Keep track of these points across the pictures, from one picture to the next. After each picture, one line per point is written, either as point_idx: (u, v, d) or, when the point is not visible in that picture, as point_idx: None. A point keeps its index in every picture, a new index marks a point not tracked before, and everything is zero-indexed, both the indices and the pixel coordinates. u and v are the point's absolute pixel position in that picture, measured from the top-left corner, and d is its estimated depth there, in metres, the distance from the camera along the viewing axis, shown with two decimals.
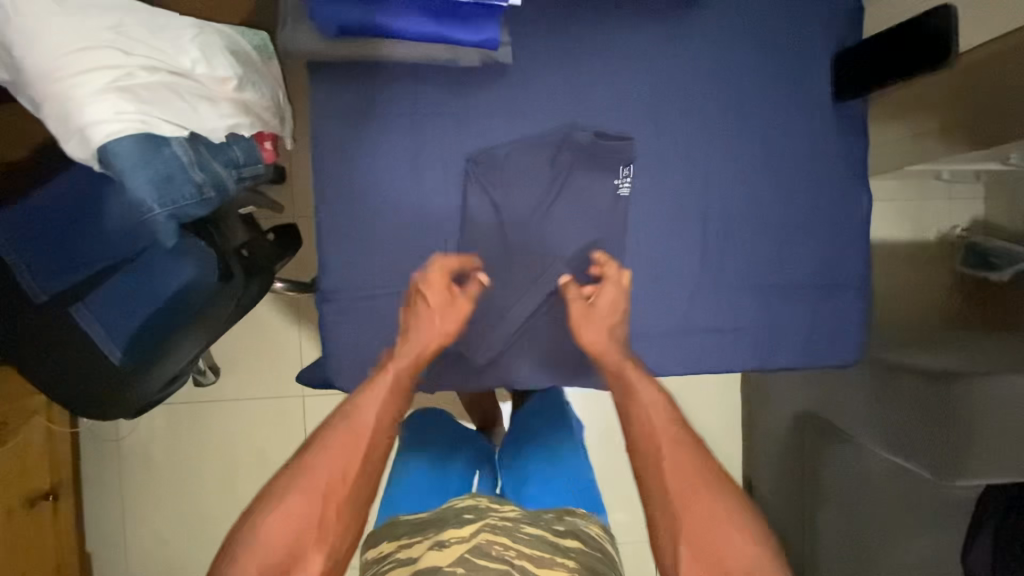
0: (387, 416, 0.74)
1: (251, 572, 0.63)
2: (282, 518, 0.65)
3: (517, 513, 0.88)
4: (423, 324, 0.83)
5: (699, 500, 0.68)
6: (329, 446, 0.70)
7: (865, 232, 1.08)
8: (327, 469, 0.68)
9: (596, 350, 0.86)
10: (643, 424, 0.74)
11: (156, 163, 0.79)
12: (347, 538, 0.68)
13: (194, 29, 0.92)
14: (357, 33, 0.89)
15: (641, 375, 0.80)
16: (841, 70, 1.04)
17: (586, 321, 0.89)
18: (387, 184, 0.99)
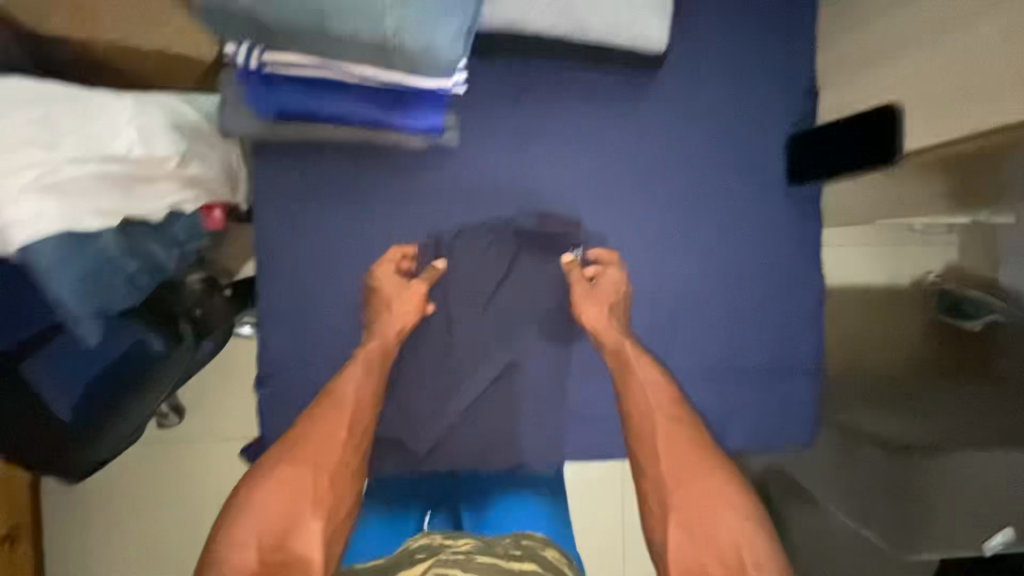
0: (366, 394, 0.89)
1: (252, 540, 0.68)
2: (278, 486, 0.74)
3: (472, 543, 0.76)
4: (392, 320, 0.94)
5: (691, 480, 0.79)
6: (319, 420, 0.84)
7: (817, 313, 1.08)
8: (317, 441, 0.81)
9: (596, 328, 0.96)
10: (642, 404, 0.88)
11: (85, 260, 0.80)
12: (336, 503, 0.76)
13: (132, 108, 0.88)
14: (294, 117, 0.88)
15: (640, 360, 0.93)
16: (792, 155, 1.04)
17: (587, 297, 0.97)
18: (332, 267, 0.98)
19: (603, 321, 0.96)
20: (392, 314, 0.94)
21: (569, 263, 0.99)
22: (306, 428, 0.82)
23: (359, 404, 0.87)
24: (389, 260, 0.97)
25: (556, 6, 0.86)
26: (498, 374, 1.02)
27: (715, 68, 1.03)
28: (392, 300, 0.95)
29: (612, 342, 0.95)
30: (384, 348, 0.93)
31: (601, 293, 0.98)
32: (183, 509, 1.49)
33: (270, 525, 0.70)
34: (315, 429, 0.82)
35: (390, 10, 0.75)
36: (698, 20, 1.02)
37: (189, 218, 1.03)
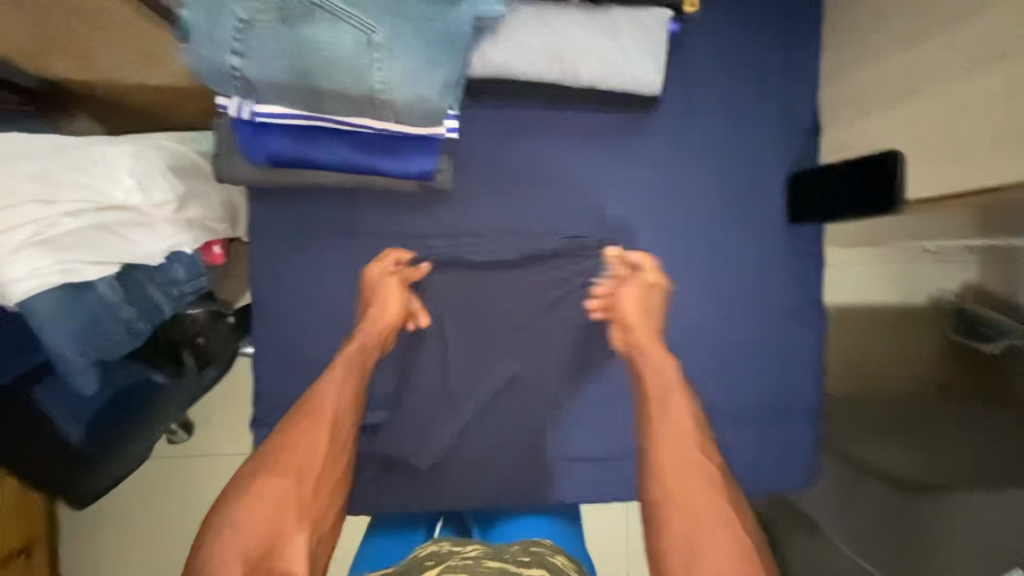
0: (347, 397, 0.83)
1: (234, 555, 0.63)
2: (256, 501, 0.68)
3: (479, 549, 0.71)
4: (370, 324, 0.91)
5: (708, 522, 0.67)
6: (300, 426, 0.77)
7: (817, 355, 1.06)
8: (299, 449, 0.75)
9: (626, 325, 0.92)
10: (671, 430, 0.77)
11: (79, 311, 0.82)
12: (319, 519, 0.72)
13: (131, 158, 0.91)
14: (286, 163, 0.88)
15: (675, 378, 0.84)
16: (795, 194, 1.01)
17: (625, 294, 0.94)
18: (326, 308, 0.99)
19: (639, 319, 0.91)
20: (371, 321, 0.92)
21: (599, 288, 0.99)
22: (286, 436, 0.77)
23: (341, 403, 0.82)
24: (375, 268, 0.94)
25: (546, 54, 0.85)
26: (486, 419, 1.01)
27: (711, 105, 1.01)
28: (375, 292, 0.93)
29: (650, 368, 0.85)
30: (361, 344, 0.89)
31: (637, 306, 0.92)
32: (187, 531, 1.52)
33: (252, 544, 0.65)
34: (298, 438, 0.76)
35: (376, 67, 0.75)
36: (694, 57, 1.00)
37: (189, 257, 1.01)
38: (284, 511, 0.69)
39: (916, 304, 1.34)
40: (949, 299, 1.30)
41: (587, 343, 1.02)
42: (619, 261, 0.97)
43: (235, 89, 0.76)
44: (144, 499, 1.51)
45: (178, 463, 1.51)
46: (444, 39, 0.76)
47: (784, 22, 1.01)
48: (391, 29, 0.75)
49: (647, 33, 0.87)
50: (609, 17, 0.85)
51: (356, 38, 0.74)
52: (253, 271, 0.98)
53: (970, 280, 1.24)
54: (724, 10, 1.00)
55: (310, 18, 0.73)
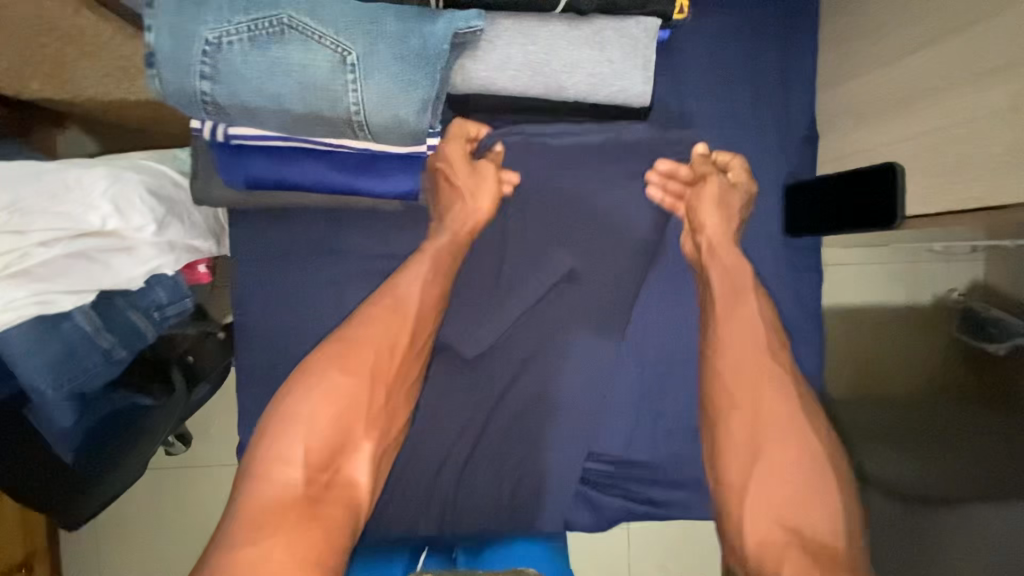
0: (428, 305, 0.91)
1: (306, 443, 0.80)
2: (331, 395, 0.83)
3: None
4: (455, 206, 0.93)
5: (768, 438, 0.85)
6: (377, 327, 0.87)
7: (818, 371, 1.02)
8: (372, 351, 0.86)
9: (710, 231, 0.93)
10: (738, 345, 0.90)
11: (54, 341, 0.84)
12: (381, 421, 0.87)
13: (108, 181, 0.87)
14: (266, 186, 0.86)
15: (744, 290, 0.92)
16: (793, 206, 0.97)
17: (716, 199, 0.93)
18: (310, 330, 0.96)
19: (716, 223, 0.93)
20: (456, 195, 0.94)
21: (666, 168, 0.96)
22: (365, 332, 0.87)
23: (422, 311, 0.90)
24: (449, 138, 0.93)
25: (527, 68, 0.82)
26: (475, 445, 0.98)
27: (704, 114, 0.98)
28: (470, 184, 0.93)
29: (719, 272, 0.92)
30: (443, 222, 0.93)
31: (722, 215, 0.94)
32: (184, 546, 1.51)
33: (323, 438, 0.80)
34: (372, 342, 0.86)
35: (350, 87, 0.73)
36: (685, 65, 0.97)
37: (170, 280, 0.98)
38: (355, 413, 0.83)
39: (920, 305, 1.25)
40: (952, 299, 1.24)
41: (586, 363, 0.98)
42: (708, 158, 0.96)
43: (205, 113, 0.73)
44: (138, 514, 1.50)
45: (173, 478, 1.51)
46: (422, 56, 0.74)
47: (778, 27, 0.98)
48: (366, 48, 0.72)
49: (634, 43, 0.83)
50: (594, 28, 0.82)
51: (329, 58, 0.72)
52: (236, 294, 0.96)
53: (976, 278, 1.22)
54: (715, 16, 0.97)
55: (281, 38, 0.71)
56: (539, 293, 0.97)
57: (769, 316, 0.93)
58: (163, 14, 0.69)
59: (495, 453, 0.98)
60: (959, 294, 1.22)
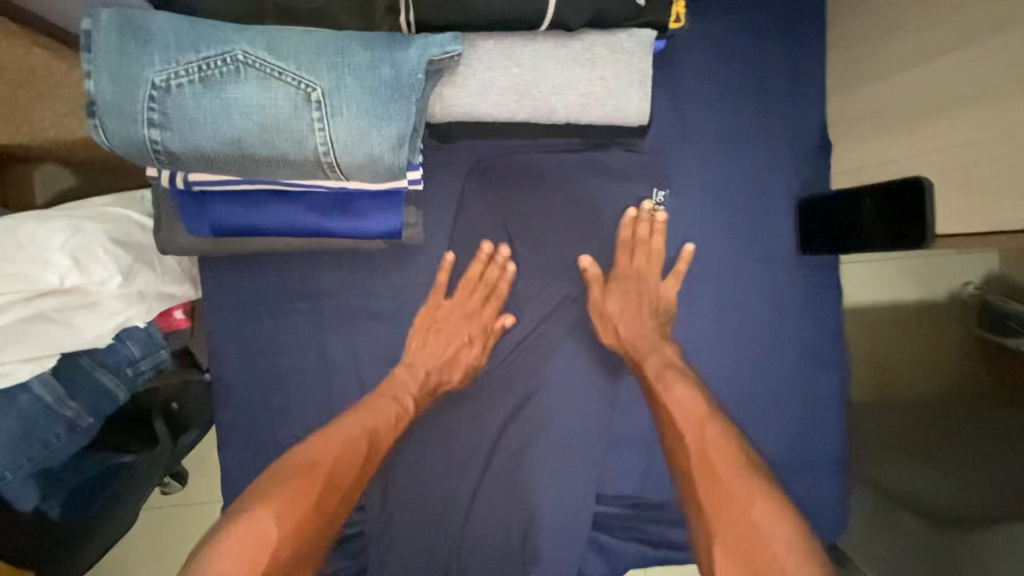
0: (389, 421, 0.84)
1: (250, 558, 0.66)
2: (281, 502, 0.72)
3: None
4: (458, 326, 0.90)
5: (767, 511, 0.73)
6: (327, 442, 0.79)
7: (842, 399, 0.95)
8: (337, 454, 0.79)
9: (627, 342, 0.88)
10: (684, 414, 0.81)
11: (10, 417, 0.79)
12: (329, 521, 0.76)
13: (68, 234, 0.82)
14: (234, 232, 0.79)
15: (675, 377, 0.84)
16: (805, 223, 0.90)
17: (609, 317, 0.89)
18: (294, 381, 0.89)
19: (630, 338, 0.88)
20: (465, 347, 0.90)
21: (586, 261, 0.88)
22: (315, 451, 0.79)
23: (382, 422, 0.83)
24: (474, 272, 0.89)
25: (513, 91, 0.75)
26: (475, 495, 0.89)
27: (706, 130, 0.90)
28: (476, 305, 0.90)
29: (654, 354, 0.86)
30: (441, 362, 0.90)
31: (618, 320, 0.89)
32: None
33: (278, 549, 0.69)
34: (326, 455, 0.78)
35: (316, 126, 0.66)
36: (685, 76, 0.90)
37: (142, 332, 0.91)
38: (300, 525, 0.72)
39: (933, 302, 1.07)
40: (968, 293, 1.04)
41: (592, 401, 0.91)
42: (629, 231, 0.89)
43: (158, 162, 0.67)
44: None
45: None
46: (394, 87, 0.67)
47: (784, 30, 0.90)
48: (332, 83, 0.66)
49: (629, 58, 0.76)
50: (583, 44, 0.75)
51: (292, 96, 0.65)
52: (212, 348, 0.89)
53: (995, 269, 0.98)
54: (715, 22, 0.90)
55: (236, 78, 0.64)
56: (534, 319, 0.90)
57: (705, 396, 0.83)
58: (104, 58, 0.63)
59: (499, 506, 0.89)
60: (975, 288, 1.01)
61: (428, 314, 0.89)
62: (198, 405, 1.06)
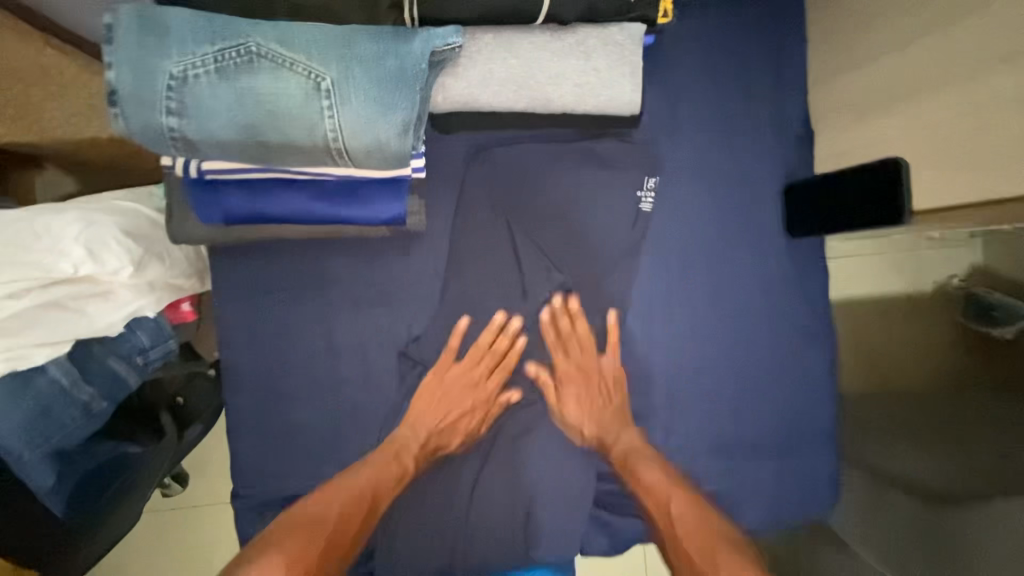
0: (389, 481, 0.88)
1: None
2: (283, 556, 0.74)
3: None
4: (463, 395, 0.94)
5: (724, 563, 0.77)
6: (331, 497, 0.83)
7: (831, 378, 0.99)
8: (337, 510, 0.82)
9: (580, 420, 0.95)
10: (655, 482, 0.88)
11: (25, 400, 0.80)
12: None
13: (81, 224, 0.84)
14: (244, 220, 0.82)
15: (639, 455, 0.91)
16: (792, 207, 0.94)
17: (580, 381, 0.95)
18: (303, 367, 0.92)
19: (589, 415, 0.95)
20: (467, 415, 0.95)
21: (534, 369, 0.95)
22: (318, 507, 0.82)
23: (382, 479, 0.87)
24: (485, 341, 0.93)
25: (511, 82, 0.79)
26: (480, 470, 0.94)
27: (695, 120, 0.95)
28: (487, 369, 0.94)
29: (619, 442, 0.93)
30: (442, 425, 0.94)
31: (590, 389, 0.95)
32: None
33: None
34: (334, 506, 0.82)
35: (326, 114, 0.69)
36: (675, 69, 0.94)
37: (152, 322, 0.94)
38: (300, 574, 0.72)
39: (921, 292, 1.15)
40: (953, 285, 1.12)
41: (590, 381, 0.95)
42: (551, 326, 0.94)
43: (174, 150, 0.70)
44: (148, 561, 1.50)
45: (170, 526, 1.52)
46: (400, 76, 0.71)
47: (767, 24, 0.95)
48: (340, 72, 0.69)
49: (620, 50, 0.80)
50: (577, 37, 0.79)
51: (303, 85, 0.68)
52: (222, 337, 0.92)
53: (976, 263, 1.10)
54: (702, 18, 0.95)
55: (250, 69, 0.67)
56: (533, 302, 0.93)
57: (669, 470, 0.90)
58: (123, 50, 0.66)
59: (503, 483, 0.94)
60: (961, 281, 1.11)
61: (437, 381, 0.94)
62: (202, 396, 1.09)
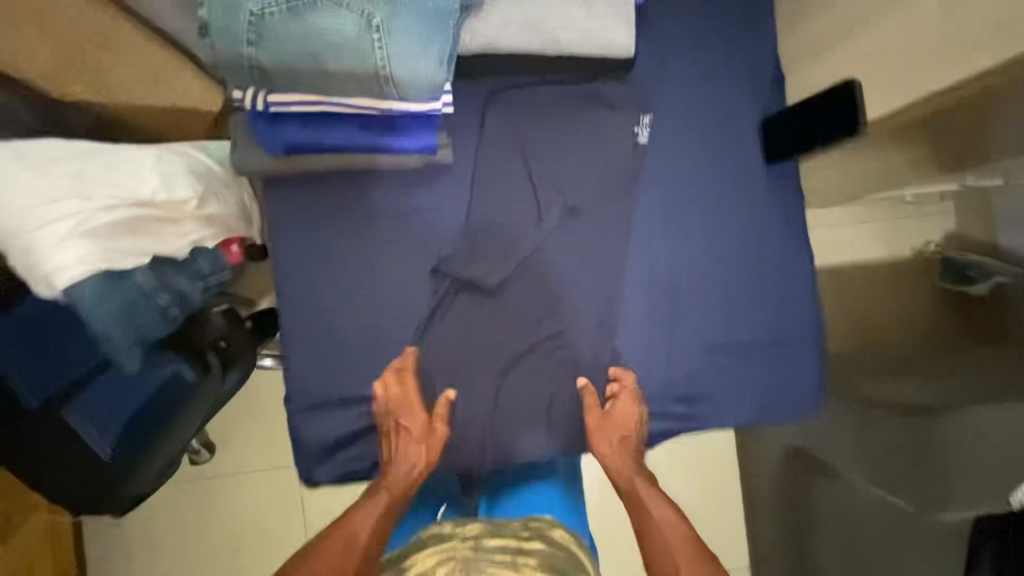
0: (372, 520, 0.89)
1: None
2: None
3: (481, 528, 0.93)
4: (399, 418, 1.00)
5: None
6: (335, 542, 0.86)
7: (811, 289, 1.14)
8: (331, 552, 0.85)
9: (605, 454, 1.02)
10: (660, 531, 0.92)
11: (115, 295, 0.85)
12: None
13: (154, 161, 0.98)
14: (300, 149, 0.96)
15: (658, 505, 0.95)
16: (769, 137, 1.09)
17: (602, 427, 1.03)
18: (346, 284, 1.04)
19: (615, 456, 1.02)
20: (411, 434, 0.99)
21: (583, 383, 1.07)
22: (326, 551, 0.85)
23: (369, 518, 0.90)
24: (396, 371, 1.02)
25: (527, 27, 0.94)
26: (505, 371, 1.08)
27: (683, 65, 1.10)
28: (398, 398, 1.00)
29: (635, 483, 0.99)
30: (396, 454, 0.98)
31: (611, 434, 1.03)
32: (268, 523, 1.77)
33: None
34: (331, 550, 0.85)
35: (377, 46, 0.83)
36: (664, 22, 1.10)
37: (211, 252, 1.08)
38: None
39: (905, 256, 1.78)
40: (930, 250, 1.75)
41: (600, 293, 1.09)
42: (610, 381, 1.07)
43: (250, 77, 0.84)
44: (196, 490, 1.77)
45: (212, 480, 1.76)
46: (438, 17, 0.86)
47: None
48: (387, 11, 0.83)
49: (617, 3, 0.97)
50: None
51: (357, 22, 0.82)
52: (276, 260, 1.04)
53: (950, 231, 1.75)
54: None
55: (313, 8, 0.81)
56: (548, 224, 1.07)
57: (684, 527, 0.92)
58: None
59: (530, 381, 1.09)
60: (935, 247, 1.73)
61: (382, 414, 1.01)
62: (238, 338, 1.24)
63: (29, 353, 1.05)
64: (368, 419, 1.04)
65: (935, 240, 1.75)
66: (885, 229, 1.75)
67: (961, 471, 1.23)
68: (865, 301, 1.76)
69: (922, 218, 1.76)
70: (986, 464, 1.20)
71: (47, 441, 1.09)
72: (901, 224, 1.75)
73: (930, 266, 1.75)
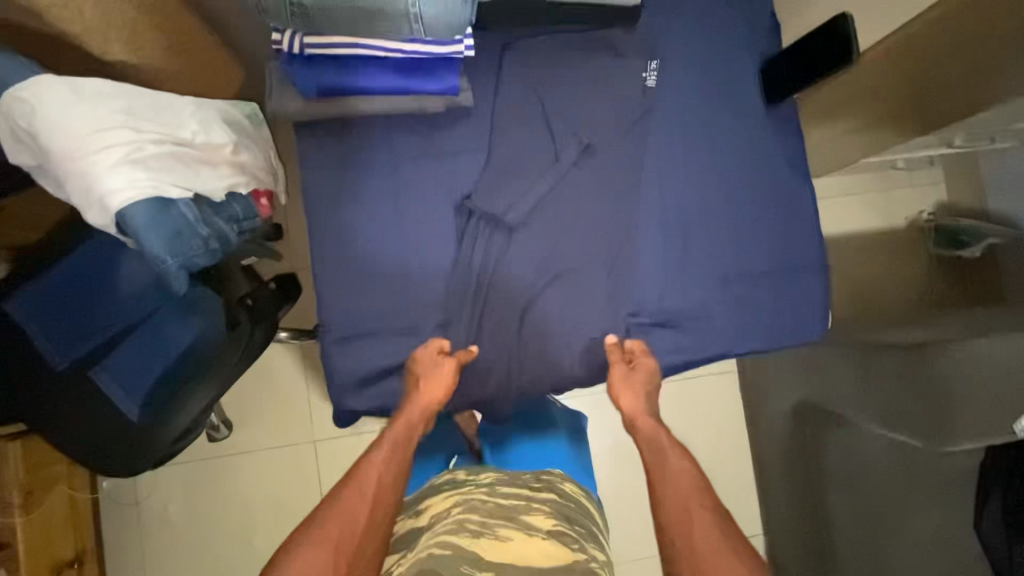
0: (388, 477, 0.90)
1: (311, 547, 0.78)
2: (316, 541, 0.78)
3: (493, 477, 0.99)
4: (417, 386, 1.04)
5: (699, 527, 0.81)
6: (354, 500, 0.84)
7: (813, 223, 1.20)
8: (351, 508, 0.83)
9: (631, 412, 1.05)
10: (679, 478, 0.90)
11: (166, 222, 0.91)
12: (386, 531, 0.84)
13: (193, 107, 1.04)
14: (333, 91, 1.03)
15: (676, 453, 0.96)
16: (769, 78, 1.17)
17: (626, 383, 1.07)
18: (375, 222, 1.10)
19: (637, 411, 1.05)
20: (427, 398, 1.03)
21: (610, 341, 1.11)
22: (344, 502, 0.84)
23: (384, 476, 0.89)
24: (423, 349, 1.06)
25: None
26: (528, 302, 1.13)
27: (685, 16, 1.18)
28: (422, 369, 1.05)
29: (649, 434, 1.01)
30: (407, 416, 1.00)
31: (630, 385, 1.07)
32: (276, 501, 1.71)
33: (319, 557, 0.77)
34: (350, 507, 0.83)
35: None
36: None
37: (245, 199, 1.14)
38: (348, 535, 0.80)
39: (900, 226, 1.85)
40: (923, 219, 1.80)
41: (614, 228, 1.14)
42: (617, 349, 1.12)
43: (289, 16, 0.91)
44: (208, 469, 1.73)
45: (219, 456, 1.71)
46: None
47: None
48: None
49: None
50: None
51: None
52: (308, 200, 1.10)
53: (942, 200, 1.83)
54: None
55: None
56: (564, 162, 1.13)
57: (700, 478, 0.91)
58: None
59: (550, 312, 1.13)
60: (928, 215, 1.79)
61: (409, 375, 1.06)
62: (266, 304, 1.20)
63: (69, 311, 1.11)
64: (397, 352, 1.09)
65: (927, 208, 1.82)
66: (877, 197, 1.82)
67: (965, 405, 1.16)
68: (863, 262, 1.80)
69: (914, 187, 1.84)
70: (990, 395, 1.15)
71: (73, 397, 1.12)
72: (894, 191, 1.81)
73: (923, 235, 1.80)
